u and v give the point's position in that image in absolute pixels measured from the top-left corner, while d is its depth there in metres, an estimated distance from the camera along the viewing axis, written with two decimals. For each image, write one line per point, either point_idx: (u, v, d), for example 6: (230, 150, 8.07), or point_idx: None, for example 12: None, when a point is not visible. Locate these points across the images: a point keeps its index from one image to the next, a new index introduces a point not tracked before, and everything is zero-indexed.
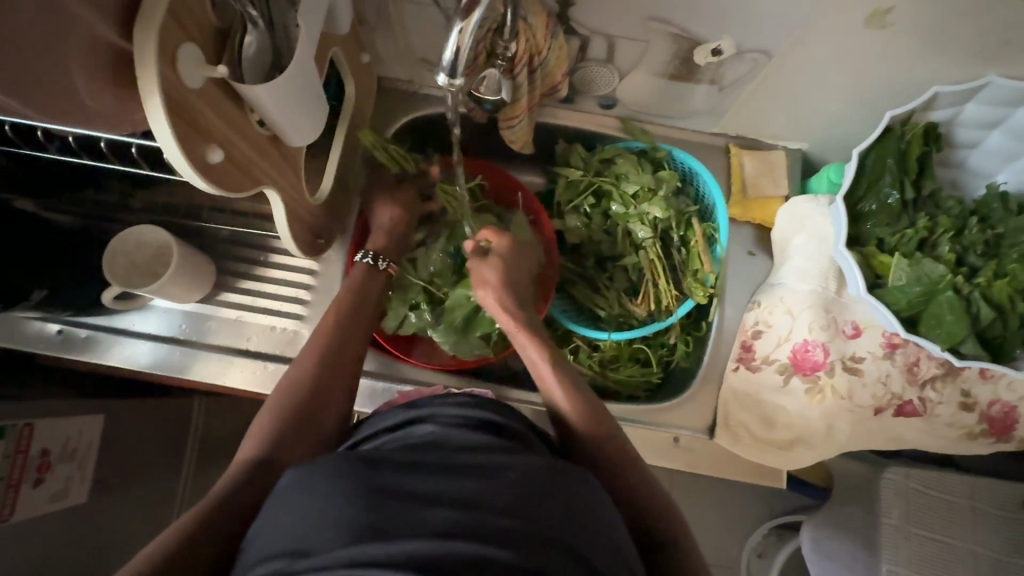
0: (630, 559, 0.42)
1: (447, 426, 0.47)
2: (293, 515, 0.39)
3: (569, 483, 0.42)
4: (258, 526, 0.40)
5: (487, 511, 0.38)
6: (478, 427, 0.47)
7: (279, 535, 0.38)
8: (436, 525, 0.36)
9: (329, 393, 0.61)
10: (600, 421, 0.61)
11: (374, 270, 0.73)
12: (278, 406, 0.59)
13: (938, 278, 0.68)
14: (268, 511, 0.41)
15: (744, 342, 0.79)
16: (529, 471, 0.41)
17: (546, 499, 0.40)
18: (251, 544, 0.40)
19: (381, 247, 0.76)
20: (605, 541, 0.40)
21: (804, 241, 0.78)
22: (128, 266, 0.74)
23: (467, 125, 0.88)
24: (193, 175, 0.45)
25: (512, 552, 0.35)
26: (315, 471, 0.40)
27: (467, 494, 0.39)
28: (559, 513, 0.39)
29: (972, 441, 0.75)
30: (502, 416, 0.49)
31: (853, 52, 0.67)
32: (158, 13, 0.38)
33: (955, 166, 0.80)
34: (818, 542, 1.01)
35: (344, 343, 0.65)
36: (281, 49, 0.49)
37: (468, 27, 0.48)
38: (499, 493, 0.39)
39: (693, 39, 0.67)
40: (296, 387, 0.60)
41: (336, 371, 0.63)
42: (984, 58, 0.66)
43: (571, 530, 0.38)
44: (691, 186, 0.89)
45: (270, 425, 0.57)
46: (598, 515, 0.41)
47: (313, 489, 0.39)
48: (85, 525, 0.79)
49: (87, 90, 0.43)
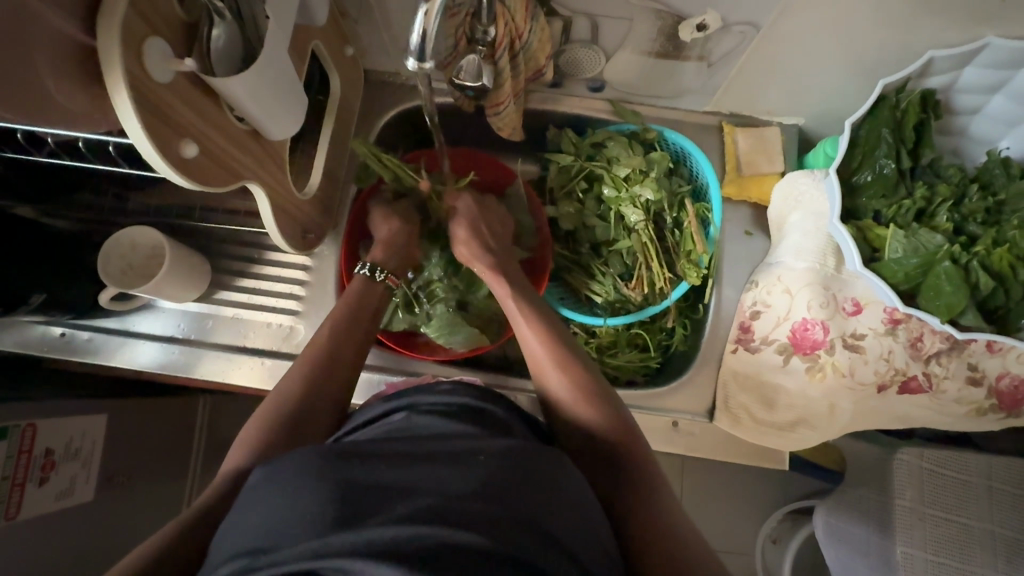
0: (604, 534, 0.42)
1: (426, 415, 0.46)
2: (261, 510, 0.39)
3: (544, 467, 0.42)
4: (226, 526, 0.40)
5: (454, 496, 0.37)
6: (456, 415, 0.47)
7: (247, 530, 0.38)
8: (407, 512, 0.36)
9: (327, 388, 0.61)
10: (587, 389, 0.60)
11: (371, 281, 0.72)
12: (269, 407, 0.59)
13: (935, 249, 0.66)
14: (238, 507, 0.41)
15: (743, 322, 0.78)
16: (503, 455, 0.41)
17: (519, 483, 0.39)
18: (219, 544, 0.39)
19: (381, 259, 0.74)
20: (576, 521, 0.40)
21: (801, 218, 0.76)
22: (124, 268, 0.75)
23: (455, 114, 0.88)
24: (167, 170, 0.45)
25: (481, 535, 0.35)
26: (284, 465, 0.41)
27: (439, 480, 0.39)
28: (531, 501, 0.39)
29: (981, 417, 0.73)
30: (484, 404, 0.49)
31: (842, 20, 0.65)
32: (119, 9, 0.38)
33: (955, 134, 0.77)
34: (832, 525, 0.99)
35: (344, 348, 0.65)
36: (252, 39, 0.49)
37: (433, 8, 0.47)
38: (470, 477, 0.39)
39: (676, 15, 0.66)
40: (289, 391, 0.60)
41: (332, 375, 0.63)
42: (981, 19, 0.64)
43: (533, 509, 0.38)
44: (684, 167, 0.87)
45: (257, 435, 0.56)
46: (579, 502, 0.41)
47: (282, 484, 0.39)
48: (89, 523, 0.80)
49: (57, 88, 0.43)
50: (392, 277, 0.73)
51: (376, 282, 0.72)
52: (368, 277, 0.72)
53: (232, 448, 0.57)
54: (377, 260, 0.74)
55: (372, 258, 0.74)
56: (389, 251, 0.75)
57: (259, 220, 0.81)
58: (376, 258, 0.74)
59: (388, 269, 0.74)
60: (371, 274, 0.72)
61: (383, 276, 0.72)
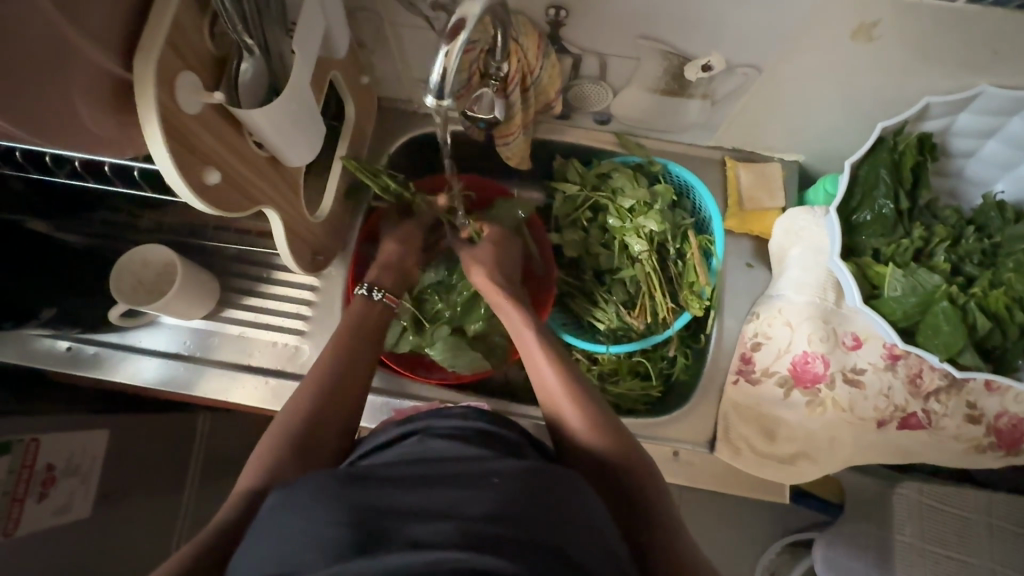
0: (617, 551, 0.41)
1: (439, 439, 0.47)
2: (284, 536, 0.39)
3: (564, 489, 0.42)
4: (245, 549, 0.40)
5: (475, 519, 0.38)
6: (469, 439, 0.47)
7: (265, 555, 0.38)
8: (425, 537, 0.37)
9: (342, 401, 0.63)
10: (605, 430, 0.59)
11: (368, 301, 0.73)
12: (286, 423, 0.60)
13: (934, 288, 0.68)
14: (256, 531, 0.41)
15: (743, 354, 0.78)
16: (519, 476, 0.42)
17: (539, 505, 0.40)
18: (244, 567, 0.39)
19: (380, 280, 0.76)
20: (596, 543, 0.40)
21: (801, 252, 0.77)
22: (135, 285, 0.76)
23: (464, 142, 0.90)
24: (190, 196, 0.47)
25: (505, 558, 0.35)
26: (305, 488, 0.41)
27: (458, 504, 0.39)
28: (550, 520, 0.39)
29: (980, 455, 0.74)
30: (497, 428, 0.49)
31: (841, 65, 0.67)
32: (156, 47, 0.40)
33: (951, 175, 0.80)
34: (832, 560, 1.00)
35: (357, 366, 0.66)
36: (277, 72, 0.51)
37: (454, 50, 0.49)
38: (486, 502, 0.39)
39: (682, 56, 0.68)
40: (304, 407, 0.61)
41: (346, 390, 0.64)
42: (973, 68, 0.66)
43: (556, 533, 0.38)
44: (687, 200, 0.89)
45: (271, 453, 0.57)
46: (599, 528, 0.41)
47: (304, 506, 0.40)
48: (85, 540, 0.80)
49: (88, 116, 0.45)
50: (389, 295, 0.75)
51: (373, 301, 0.73)
52: (366, 296, 0.74)
53: (248, 464, 0.57)
54: (376, 280, 0.76)
55: (371, 278, 0.76)
56: (392, 275, 0.78)
57: (269, 241, 0.83)
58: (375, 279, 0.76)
59: (386, 289, 0.75)
60: (369, 293, 0.74)
61: (381, 295, 0.73)
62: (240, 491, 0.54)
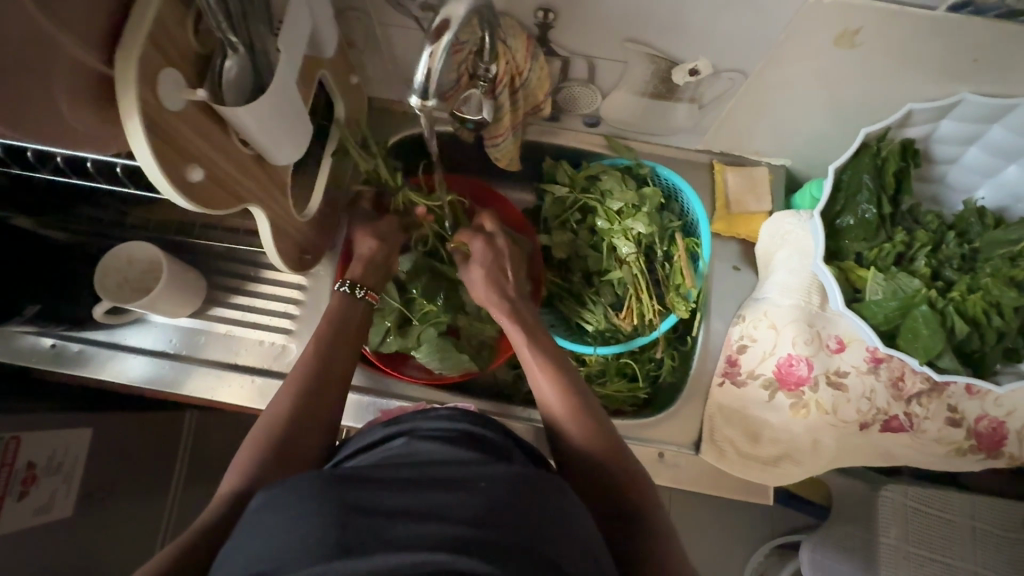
0: (600, 557, 0.42)
1: (424, 440, 0.47)
2: (264, 535, 0.39)
3: (547, 493, 0.42)
4: (229, 547, 0.40)
5: (458, 523, 0.38)
6: (454, 440, 0.47)
7: (247, 553, 0.38)
8: (407, 539, 0.37)
9: (319, 402, 0.62)
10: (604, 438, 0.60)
11: (350, 298, 0.73)
12: (262, 431, 0.59)
13: (913, 292, 0.69)
14: (241, 530, 0.41)
15: (728, 356, 0.79)
16: (503, 480, 0.42)
17: (523, 510, 0.40)
18: (223, 564, 0.39)
19: (360, 277, 0.75)
20: (578, 548, 0.40)
21: (787, 255, 0.78)
22: (120, 282, 0.76)
23: (454, 142, 0.90)
24: (173, 194, 0.47)
25: (485, 561, 0.36)
26: (289, 488, 0.40)
27: (442, 508, 0.39)
28: (533, 524, 0.39)
29: (961, 457, 0.74)
30: (483, 430, 0.49)
31: (826, 71, 0.68)
32: (137, 43, 0.40)
33: (933, 181, 0.81)
34: (818, 561, 0.99)
35: (331, 366, 0.66)
36: (261, 70, 0.51)
37: (437, 50, 0.50)
38: (472, 505, 0.39)
39: (670, 60, 0.69)
40: (278, 412, 0.60)
41: (321, 391, 0.63)
42: (955, 76, 0.67)
43: (538, 537, 0.38)
44: (675, 203, 0.90)
45: (252, 461, 0.57)
46: (583, 536, 0.41)
47: (285, 505, 0.39)
48: (67, 539, 0.79)
49: (69, 111, 0.45)
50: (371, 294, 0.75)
51: (356, 299, 0.73)
52: (348, 294, 0.73)
53: (229, 472, 0.57)
54: (357, 278, 0.75)
55: (353, 275, 0.75)
56: (370, 270, 0.76)
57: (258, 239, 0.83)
58: (357, 275, 0.75)
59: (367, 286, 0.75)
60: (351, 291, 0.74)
61: (364, 293, 0.73)
62: (223, 492, 0.54)
